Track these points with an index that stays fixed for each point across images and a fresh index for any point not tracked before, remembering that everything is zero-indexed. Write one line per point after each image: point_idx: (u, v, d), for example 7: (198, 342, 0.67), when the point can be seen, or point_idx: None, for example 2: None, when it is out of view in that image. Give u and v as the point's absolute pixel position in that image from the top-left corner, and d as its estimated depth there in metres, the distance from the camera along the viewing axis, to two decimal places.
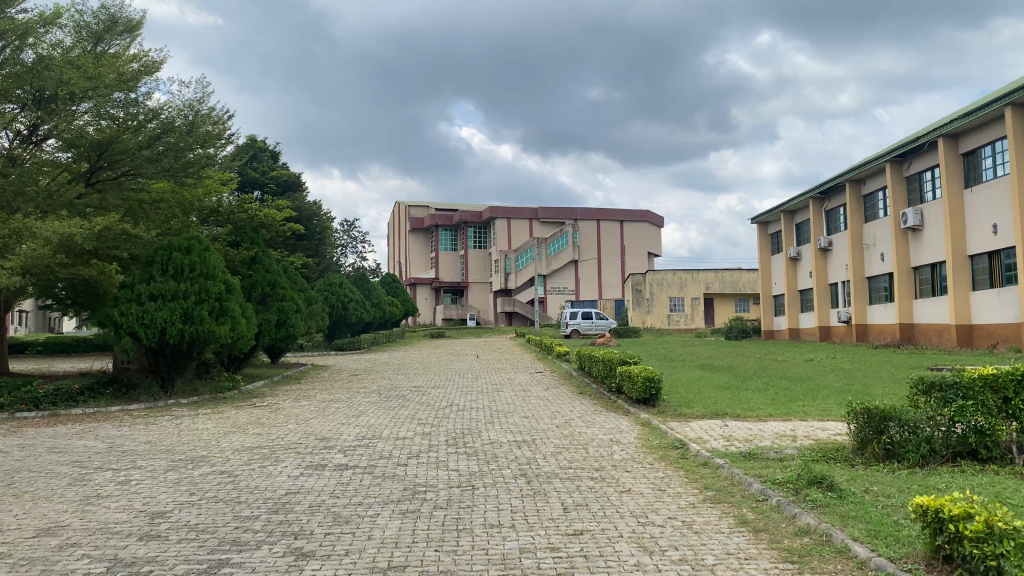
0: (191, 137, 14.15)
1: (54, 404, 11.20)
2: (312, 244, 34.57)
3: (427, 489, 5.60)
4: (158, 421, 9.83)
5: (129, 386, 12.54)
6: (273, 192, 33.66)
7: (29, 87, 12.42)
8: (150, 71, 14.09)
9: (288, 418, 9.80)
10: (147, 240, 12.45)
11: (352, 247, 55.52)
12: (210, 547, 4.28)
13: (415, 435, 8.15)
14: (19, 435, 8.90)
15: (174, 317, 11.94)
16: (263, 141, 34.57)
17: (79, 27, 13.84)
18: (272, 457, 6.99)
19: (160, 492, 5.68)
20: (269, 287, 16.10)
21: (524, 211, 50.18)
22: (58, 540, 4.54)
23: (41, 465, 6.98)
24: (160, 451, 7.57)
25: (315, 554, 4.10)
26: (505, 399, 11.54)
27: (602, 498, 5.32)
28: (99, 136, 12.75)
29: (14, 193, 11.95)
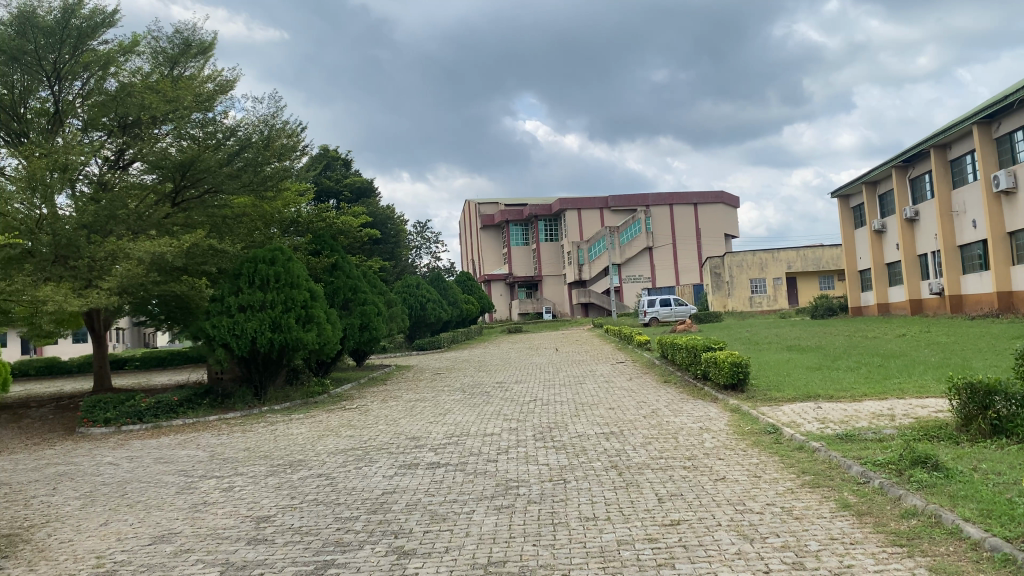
0: (268, 152, 14.58)
1: (156, 416, 11.70)
2: (388, 248, 35.18)
3: (519, 484, 5.63)
4: (255, 428, 10.17)
5: (224, 396, 13.03)
6: (348, 199, 34.33)
7: (113, 114, 13.33)
8: (225, 89, 14.53)
9: (378, 419, 10.00)
10: (233, 253, 12.86)
11: (426, 248, 56.20)
12: (315, 549, 4.41)
13: (503, 430, 8.21)
14: (128, 447, 9.38)
15: (263, 326, 12.33)
16: (335, 150, 35.29)
17: (156, 53, 14.39)
18: (366, 458, 7.15)
19: (263, 497, 5.88)
20: (351, 292, 16.39)
21: (595, 200, 49.83)
22: (173, 546, 4.75)
23: (150, 475, 7.32)
24: (260, 456, 7.84)
25: (416, 553, 4.18)
26: (590, 390, 11.50)
27: (697, 488, 5.26)
28: (182, 157, 13.27)
29: (108, 218, 12.60)
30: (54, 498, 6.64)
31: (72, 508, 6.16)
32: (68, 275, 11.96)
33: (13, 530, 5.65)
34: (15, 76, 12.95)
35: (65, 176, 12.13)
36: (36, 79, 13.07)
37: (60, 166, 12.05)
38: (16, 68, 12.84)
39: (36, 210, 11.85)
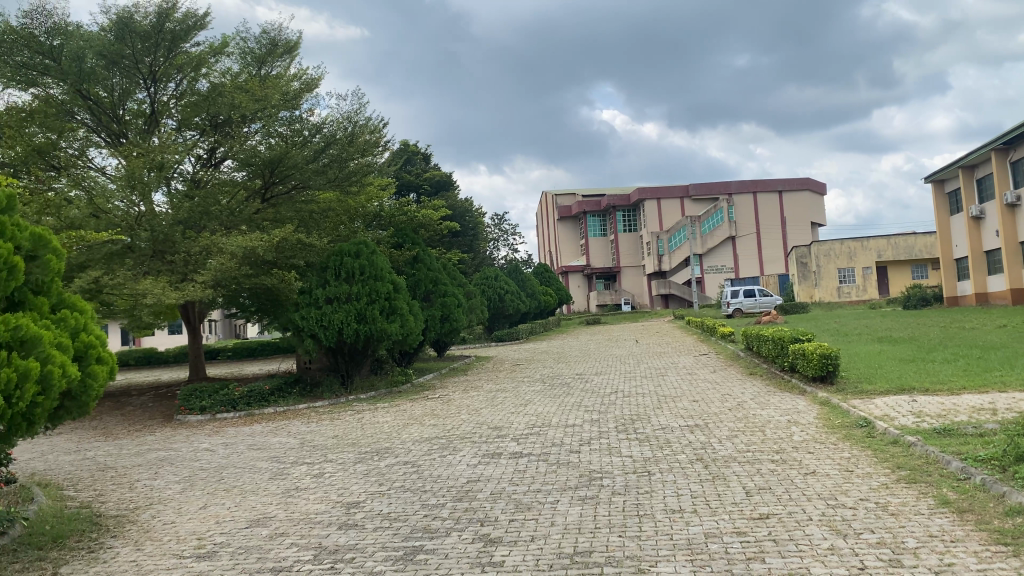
0: (352, 149, 14.41)
1: (249, 404, 12.15)
2: (467, 240, 35.50)
3: (603, 475, 5.63)
4: (343, 416, 10.45)
5: (313, 385, 13.42)
6: (427, 193, 34.80)
7: (204, 114, 14.10)
8: (311, 87, 14.85)
9: (460, 409, 10.13)
10: (320, 247, 13.20)
11: (504, 240, 56.52)
12: (404, 535, 4.50)
13: (584, 422, 8.19)
14: (223, 434, 9.75)
15: (350, 318, 12.66)
16: (415, 145, 35.72)
17: (245, 53, 14.85)
18: (450, 447, 7.26)
19: (352, 483, 6.05)
20: (432, 284, 16.63)
21: (675, 189, 49.03)
22: (268, 529, 4.93)
23: (244, 460, 7.61)
24: (348, 444, 8.05)
25: (502, 540, 4.23)
26: (672, 383, 11.38)
27: (786, 481, 5.16)
28: (270, 154, 13.76)
29: (202, 214, 13.26)
30: (157, 482, 6.96)
31: (173, 492, 6.46)
32: (166, 269, 12.52)
33: (121, 510, 5.97)
34: (115, 79, 13.64)
35: (161, 174, 12.71)
36: (134, 82, 13.78)
37: (156, 165, 12.64)
38: (116, 71, 13.51)
39: (135, 207, 12.48)
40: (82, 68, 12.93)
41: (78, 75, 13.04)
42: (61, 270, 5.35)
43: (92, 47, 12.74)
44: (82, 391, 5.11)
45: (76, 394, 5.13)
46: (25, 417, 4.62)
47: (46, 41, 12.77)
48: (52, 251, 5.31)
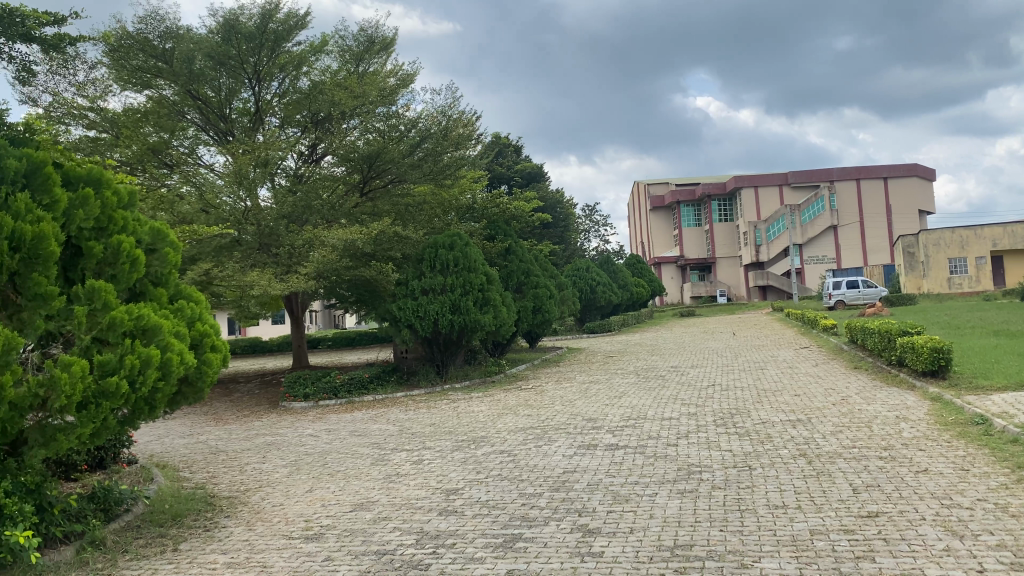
0: (447, 142, 14.60)
1: (350, 391, 12.52)
2: (558, 232, 35.52)
3: (702, 469, 5.55)
4: (439, 404, 10.64)
5: (410, 373, 13.73)
6: (519, 184, 34.97)
7: (306, 110, 14.64)
8: (407, 82, 15.13)
9: (554, 400, 10.16)
10: (416, 240, 13.40)
11: (595, 231, 56.30)
12: (503, 522, 4.56)
13: (681, 415, 8.09)
14: (326, 420, 10.07)
15: (444, 309, 12.87)
16: (507, 137, 35.89)
17: (343, 51, 15.27)
18: (545, 437, 7.30)
19: (451, 471, 6.16)
20: (524, 276, 16.69)
21: (773, 177, 47.59)
22: (372, 514, 5.08)
23: (346, 446, 7.85)
24: (444, 432, 8.19)
25: (601, 531, 4.23)
26: (771, 376, 11.11)
27: (897, 479, 4.97)
28: (368, 148, 14.06)
29: (304, 209, 13.63)
30: (264, 466, 7.26)
31: (281, 475, 6.72)
32: (271, 261, 13.04)
33: (233, 492, 6.26)
34: (222, 79, 14.23)
35: (266, 169, 13.17)
36: (239, 81, 14.34)
37: (261, 161, 13.09)
38: (223, 71, 14.09)
39: (242, 202, 13.00)
40: (192, 69, 13.57)
41: (189, 75, 13.70)
42: (178, 263, 5.66)
43: (201, 49, 13.30)
44: (198, 376, 5.34)
45: (193, 380, 5.36)
46: (147, 401, 4.88)
47: (159, 44, 13.45)
48: (170, 245, 5.65)
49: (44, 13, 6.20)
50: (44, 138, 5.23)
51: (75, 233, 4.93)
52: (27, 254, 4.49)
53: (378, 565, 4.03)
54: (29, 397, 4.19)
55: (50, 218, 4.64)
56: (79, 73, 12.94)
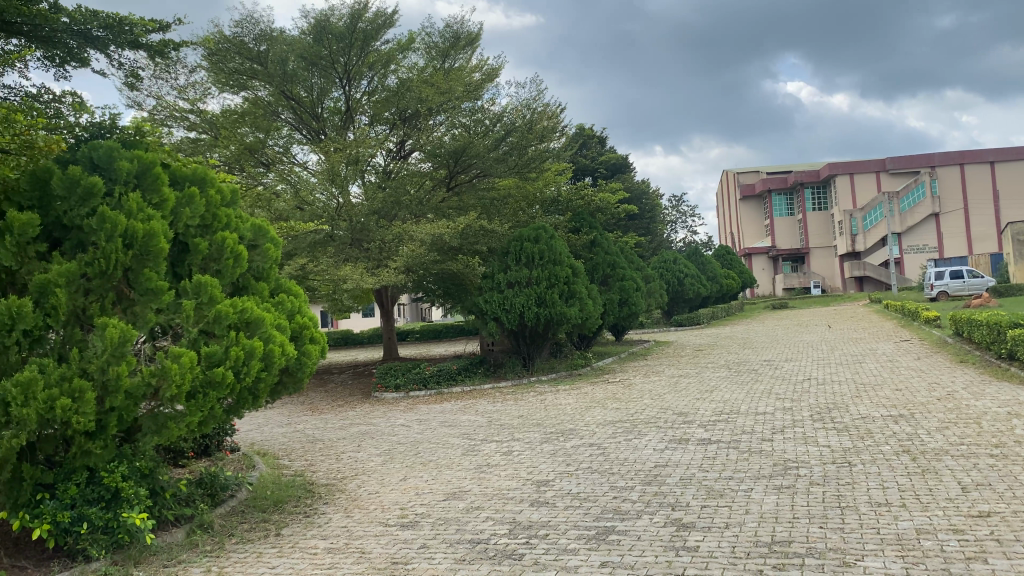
0: (532, 136, 14.58)
1: (439, 382, 12.73)
2: (644, 223, 35.18)
3: (799, 465, 5.41)
4: (526, 397, 10.70)
5: (497, 365, 13.89)
6: (604, 176, 34.77)
7: (394, 108, 14.93)
8: (492, 77, 15.21)
9: (643, 393, 10.07)
10: (501, 233, 13.49)
11: (682, 222, 55.49)
12: (595, 515, 4.56)
13: (776, 410, 7.90)
14: (416, 411, 10.27)
15: (530, 302, 12.91)
16: (591, 128, 35.69)
17: (430, 48, 15.46)
18: (635, 431, 7.25)
19: (541, 462, 6.18)
20: (610, 268, 16.56)
21: (868, 163, 45.85)
22: (464, 503, 5.16)
23: (437, 437, 7.98)
24: (533, 424, 8.23)
25: (695, 526, 4.19)
26: (870, 370, 10.74)
27: (1010, 478, 4.72)
28: (455, 143, 14.21)
29: (394, 204, 14.16)
30: (360, 454, 7.46)
31: (376, 464, 6.89)
32: (362, 256, 13.39)
33: (330, 480, 6.45)
34: (314, 79, 14.64)
35: (356, 166, 13.48)
36: (330, 81, 14.76)
37: (353, 159, 13.34)
38: (315, 71, 14.50)
39: (334, 198, 13.38)
40: (285, 70, 14.03)
41: (282, 76, 14.18)
42: (278, 258, 5.87)
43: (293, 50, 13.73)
44: (298, 367, 5.52)
45: (294, 371, 5.54)
46: (251, 391, 5.08)
47: (255, 47, 13.93)
48: (270, 241, 5.87)
49: (151, 21, 6.49)
50: (153, 140, 5.50)
51: (182, 230, 5.17)
52: (140, 251, 4.73)
53: (472, 554, 4.09)
54: (142, 386, 4.41)
55: (159, 217, 4.89)
56: (180, 77, 13.52)
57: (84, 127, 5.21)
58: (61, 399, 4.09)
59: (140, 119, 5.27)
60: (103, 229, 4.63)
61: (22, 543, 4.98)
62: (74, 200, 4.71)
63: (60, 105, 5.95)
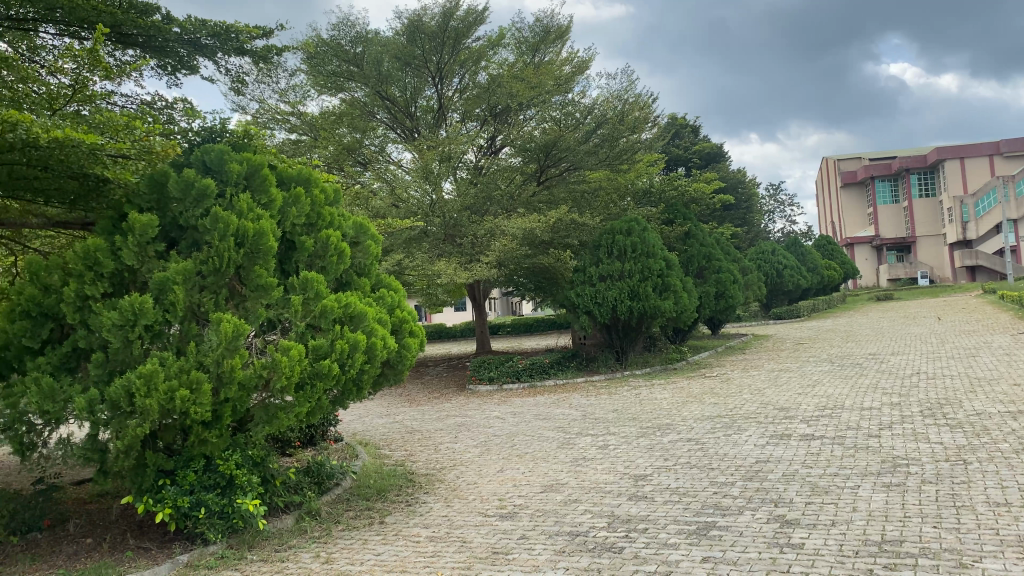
0: (623, 127, 14.42)
1: (532, 375, 12.81)
2: (740, 214, 34.42)
3: (910, 462, 5.21)
4: (621, 391, 10.66)
5: (589, 359, 13.89)
6: (698, 165, 34.21)
7: (486, 104, 15.06)
8: (582, 69, 15.16)
9: (741, 388, 9.88)
10: (593, 226, 13.49)
11: (780, 211, 54.00)
12: (695, 510, 4.52)
13: (883, 405, 7.62)
14: (511, 404, 10.37)
15: (623, 295, 12.78)
16: (684, 118, 35.10)
17: (520, 42, 15.51)
18: (734, 426, 7.12)
19: (638, 457, 6.15)
20: (705, 260, 16.27)
21: (980, 146, 43.50)
22: (562, 496, 5.19)
23: (533, 430, 8.04)
24: (629, 418, 8.18)
25: (800, 523, 4.09)
26: (986, 364, 10.19)
27: None
28: (545, 137, 14.22)
29: (485, 199, 14.42)
30: (457, 446, 7.60)
31: (473, 455, 7.00)
32: (456, 251, 13.60)
33: (430, 470, 6.60)
34: (408, 79, 15.01)
35: (448, 163, 13.82)
36: (423, 79, 15.09)
37: (444, 156, 13.68)
38: (409, 71, 14.83)
39: (429, 195, 13.63)
40: (380, 70, 14.39)
41: (378, 77, 14.52)
42: (379, 255, 6.03)
43: (388, 50, 14.11)
44: (398, 360, 5.66)
45: (394, 363, 5.69)
46: (355, 382, 5.25)
47: (351, 49, 14.31)
48: (371, 238, 6.04)
49: (255, 28, 6.74)
50: (260, 143, 5.75)
51: (289, 229, 5.39)
52: (250, 250, 4.97)
53: (572, 546, 4.12)
54: (254, 378, 4.62)
55: (267, 216, 5.11)
56: (281, 80, 13.97)
57: (197, 132, 5.47)
58: (180, 390, 4.32)
59: (247, 123, 5.50)
60: (217, 229, 4.88)
61: (146, 526, 5.30)
62: (189, 202, 4.96)
63: (173, 111, 6.31)
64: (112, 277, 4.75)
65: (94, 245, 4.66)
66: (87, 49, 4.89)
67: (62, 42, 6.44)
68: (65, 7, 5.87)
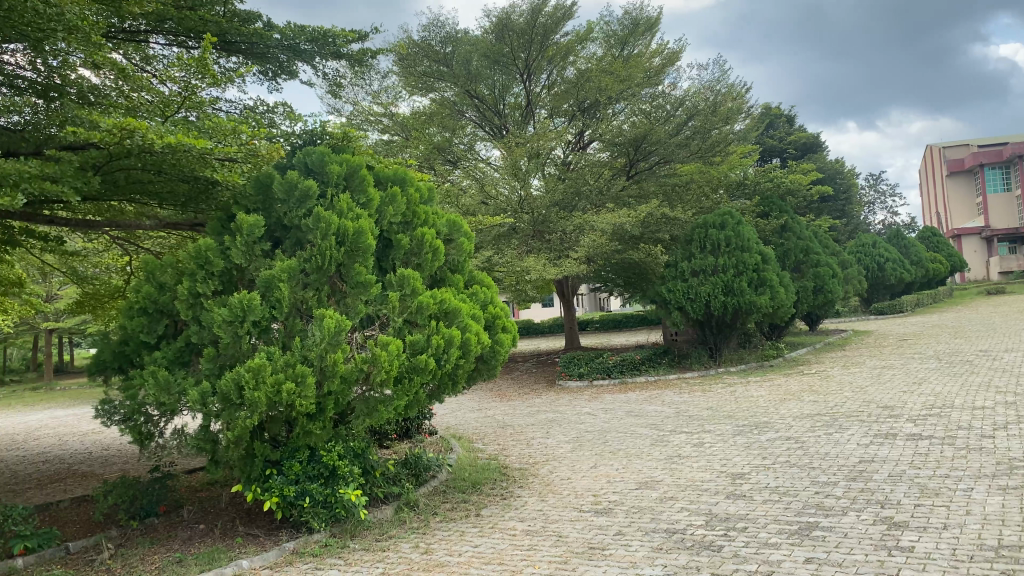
0: (716, 118, 14.14)
1: (623, 372, 12.73)
2: (838, 205, 33.29)
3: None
4: (714, 388, 10.49)
5: (682, 356, 13.71)
6: (793, 156, 33.26)
7: (574, 99, 15.04)
8: (673, 61, 14.94)
9: (842, 385, 9.56)
10: (685, 220, 13.34)
11: (881, 202, 51.92)
12: (796, 510, 4.42)
13: (996, 404, 7.24)
14: (602, 400, 10.35)
15: (717, 290, 12.52)
16: (778, 107, 34.14)
17: (609, 36, 15.40)
18: (836, 425, 6.92)
19: (735, 455, 6.05)
20: (803, 254, 15.80)
21: None
22: (657, 493, 5.16)
23: (625, 426, 8.01)
24: (724, 416, 8.04)
25: (909, 525, 3.95)
26: None
27: None
28: (634, 131, 14.12)
29: (575, 195, 14.39)
30: (549, 441, 7.64)
31: (565, 451, 7.04)
32: (545, 247, 13.65)
33: (523, 464, 6.66)
34: (497, 77, 15.18)
35: (536, 160, 13.91)
36: (511, 77, 15.20)
37: (532, 153, 13.77)
38: (497, 69, 14.99)
39: (517, 191, 13.68)
40: (470, 69, 14.68)
41: (467, 76, 14.80)
42: (472, 252, 6.11)
43: (477, 50, 14.30)
44: (492, 355, 5.73)
45: (488, 359, 5.75)
46: (450, 377, 5.35)
47: (441, 49, 14.75)
48: (465, 235, 6.12)
49: (351, 31, 6.94)
50: (358, 144, 5.91)
51: (386, 227, 5.53)
52: (350, 247, 5.13)
53: (669, 543, 4.09)
54: (355, 372, 4.75)
55: (366, 216, 5.26)
56: (373, 82, 14.31)
57: (299, 135, 5.67)
58: (286, 383, 4.49)
59: (346, 125, 5.66)
60: (319, 228, 5.05)
61: (254, 513, 5.54)
62: (292, 203, 5.14)
63: (274, 115, 6.57)
64: (222, 274, 4.98)
65: (206, 245, 4.89)
66: (196, 57, 5.00)
67: (172, 52, 6.76)
68: (174, 17, 6.20)
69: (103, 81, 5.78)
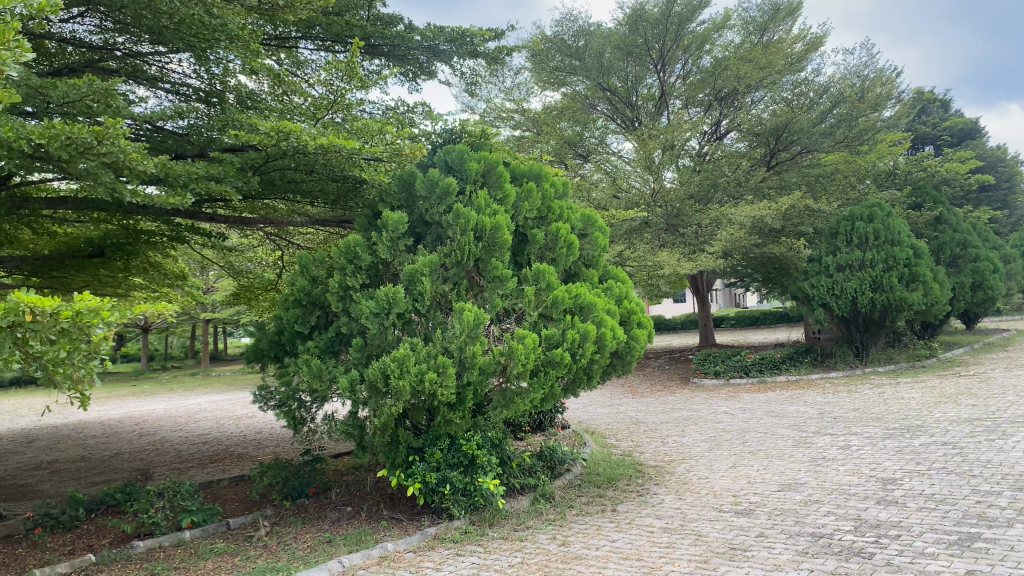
0: (863, 104, 13.54)
1: (761, 370, 12.34)
2: (999, 194, 30.92)
3: None
4: (861, 388, 10.01)
5: (825, 355, 13.14)
6: (948, 144, 31.16)
7: (710, 89, 14.73)
8: (816, 46, 14.36)
9: (1005, 388, 8.90)
10: (830, 212, 12.82)
11: None
12: (956, 519, 4.17)
13: None
14: (739, 399, 10.09)
15: (864, 286, 11.88)
16: (931, 92, 32.11)
17: (747, 23, 14.90)
18: (999, 431, 6.45)
19: (886, 459, 5.76)
20: (959, 247, 14.84)
21: None
22: (801, 496, 4.99)
23: (765, 426, 7.78)
24: (873, 418, 7.67)
25: None
26: None
27: None
28: (775, 120, 13.64)
29: (710, 186, 14.09)
30: (685, 439, 7.53)
31: (702, 449, 6.92)
32: (679, 241, 13.43)
33: (659, 462, 6.60)
34: (629, 68, 15.11)
35: (670, 152, 13.73)
36: (644, 67, 15.06)
37: (666, 145, 13.57)
38: (630, 61, 14.94)
39: (650, 184, 13.53)
40: (602, 62, 14.67)
41: (600, 69, 14.80)
42: (607, 246, 6.09)
43: (610, 42, 14.32)
44: (627, 350, 5.71)
45: (623, 354, 5.74)
46: (585, 370, 5.38)
47: (574, 43, 14.71)
48: (599, 230, 6.12)
49: (487, 30, 7.08)
50: (494, 141, 6.01)
51: (523, 222, 5.61)
52: (488, 242, 5.24)
53: (815, 548, 3.96)
54: (493, 363, 4.84)
55: (503, 211, 5.36)
56: (507, 79, 14.52)
57: (439, 134, 5.84)
58: (428, 372, 4.63)
59: (483, 123, 5.78)
60: (458, 224, 5.19)
61: (397, 498, 5.76)
62: (434, 199, 5.30)
63: (414, 114, 6.80)
64: (369, 269, 5.20)
65: (354, 240, 5.12)
66: (343, 61, 5.24)
67: (321, 56, 7.10)
68: (323, 23, 6.52)
69: (259, 86, 6.15)
